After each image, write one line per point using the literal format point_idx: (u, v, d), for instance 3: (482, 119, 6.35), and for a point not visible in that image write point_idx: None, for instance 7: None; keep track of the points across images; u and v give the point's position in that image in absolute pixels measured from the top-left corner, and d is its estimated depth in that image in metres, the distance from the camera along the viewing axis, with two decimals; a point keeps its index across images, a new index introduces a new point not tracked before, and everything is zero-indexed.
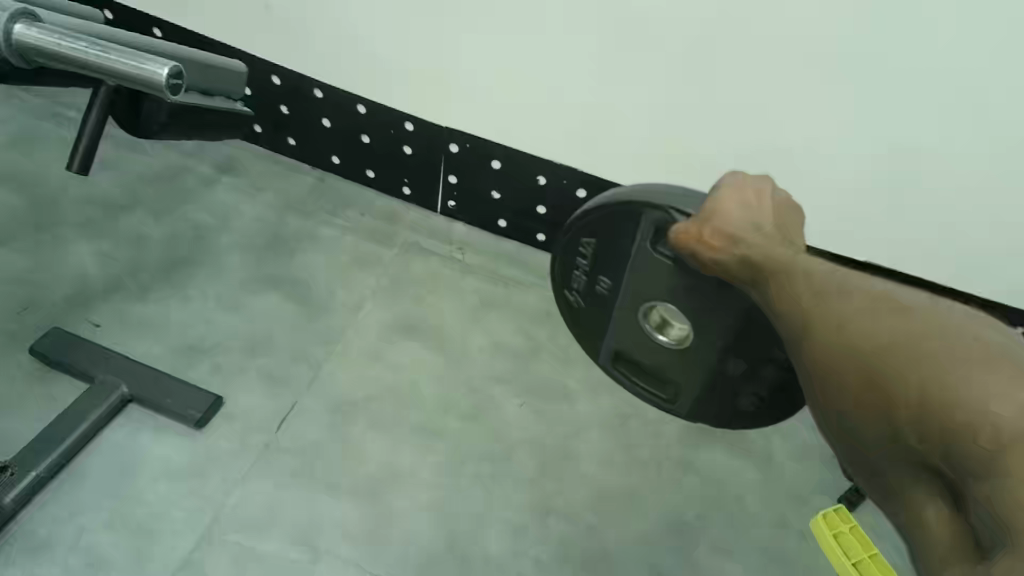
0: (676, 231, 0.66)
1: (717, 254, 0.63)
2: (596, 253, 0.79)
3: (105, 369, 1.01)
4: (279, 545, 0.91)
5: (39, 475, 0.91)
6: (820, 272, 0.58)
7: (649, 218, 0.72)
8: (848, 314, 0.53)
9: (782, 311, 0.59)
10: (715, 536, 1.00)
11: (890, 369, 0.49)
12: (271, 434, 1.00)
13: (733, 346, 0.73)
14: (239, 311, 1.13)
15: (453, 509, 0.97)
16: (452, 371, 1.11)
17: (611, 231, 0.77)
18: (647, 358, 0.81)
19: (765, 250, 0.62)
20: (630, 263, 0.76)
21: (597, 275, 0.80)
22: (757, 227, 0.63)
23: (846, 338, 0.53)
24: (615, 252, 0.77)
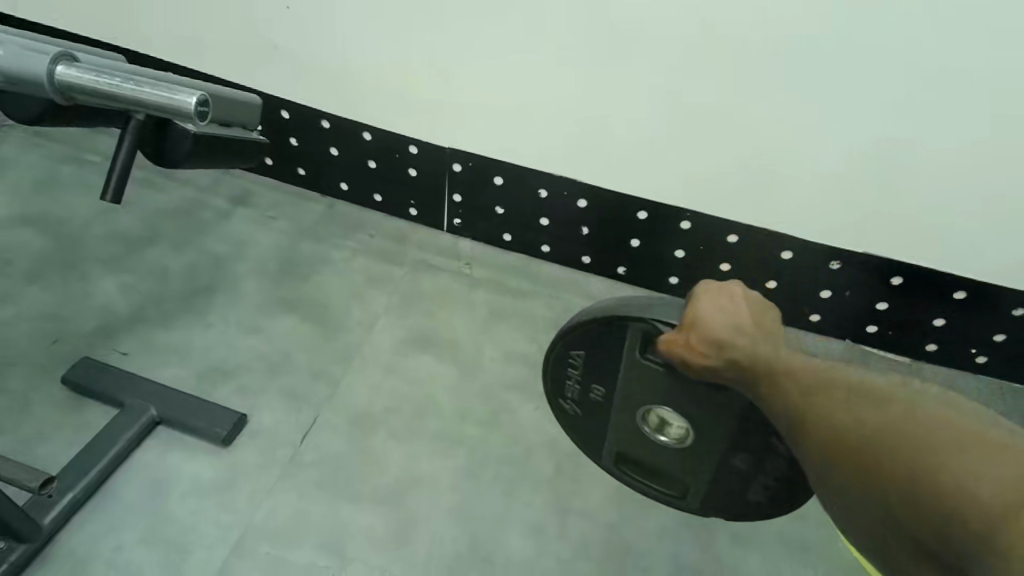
0: (665, 340, 0.75)
1: (704, 359, 0.73)
2: (585, 368, 0.84)
3: (134, 394, 1.06)
4: (307, 554, 0.94)
5: (77, 495, 0.95)
6: (803, 368, 0.71)
7: (633, 332, 0.78)
8: (836, 406, 0.65)
9: (778, 404, 0.70)
10: (733, 528, 1.02)
11: (878, 447, 0.60)
12: (295, 448, 1.04)
13: (736, 448, 0.78)
14: (259, 333, 1.18)
15: (475, 511, 1.00)
16: (468, 380, 1.14)
17: (598, 347, 0.81)
18: (649, 456, 0.86)
19: (750, 352, 0.72)
20: (620, 370, 0.81)
21: (591, 385, 0.85)
22: (739, 331, 0.74)
23: (837, 421, 0.64)
24: (604, 361, 0.82)
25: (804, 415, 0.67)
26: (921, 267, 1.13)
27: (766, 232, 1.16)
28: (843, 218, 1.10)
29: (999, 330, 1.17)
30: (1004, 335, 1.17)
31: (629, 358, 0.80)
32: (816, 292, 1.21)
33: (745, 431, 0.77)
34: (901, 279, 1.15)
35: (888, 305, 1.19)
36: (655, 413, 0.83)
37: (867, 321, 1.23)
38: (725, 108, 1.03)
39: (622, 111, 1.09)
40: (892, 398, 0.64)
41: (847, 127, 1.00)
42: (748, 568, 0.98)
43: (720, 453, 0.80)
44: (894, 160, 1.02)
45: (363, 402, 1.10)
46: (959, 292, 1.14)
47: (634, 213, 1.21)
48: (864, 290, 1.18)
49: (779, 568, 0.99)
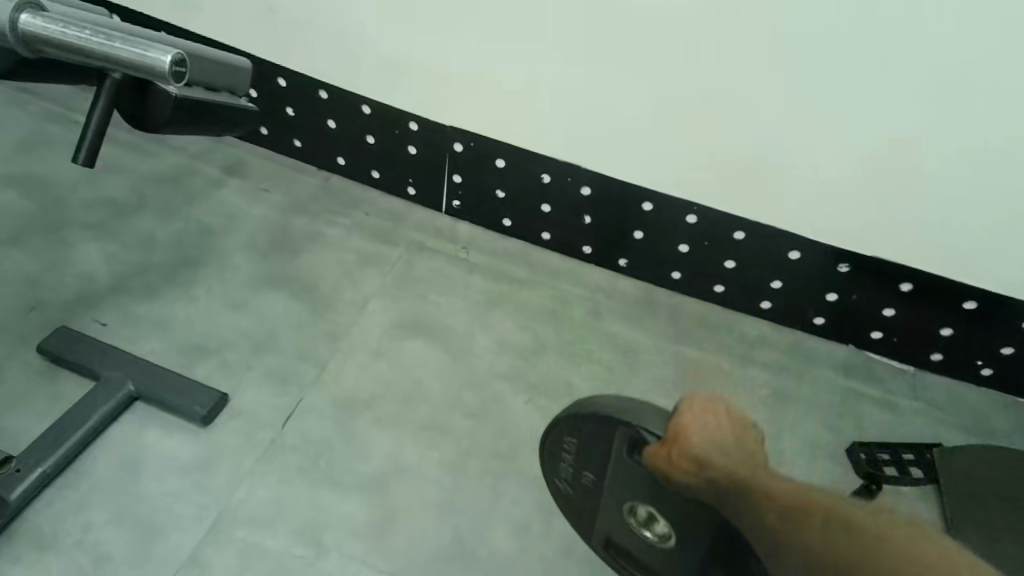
0: (649, 451, 0.71)
1: (688, 477, 0.70)
2: (576, 453, 0.79)
3: (111, 367, 1.02)
4: (283, 542, 0.90)
5: (46, 471, 0.91)
6: (779, 492, 0.72)
7: (620, 434, 0.73)
8: (826, 534, 0.70)
9: (767, 522, 0.70)
10: None
11: (839, 562, 0.69)
12: (276, 430, 1.00)
13: (712, 553, 0.76)
14: (245, 310, 1.14)
15: (460, 504, 0.95)
16: (458, 368, 1.10)
17: (590, 437, 0.76)
18: (636, 547, 0.83)
19: (731, 470, 0.72)
20: (613, 464, 0.77)
21: (582, 471, 0.80)
22: (720, 447, 0.73)
23: (818, 526, 0.70)
24: (597, 453, 0.77)
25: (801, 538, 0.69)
26: (929, 274, 1.09)
27: (771, 230, 1.12)
28: (852, 218, 1.06)
29: (1006, 344, 1.13)
30: (1011, 348, 1.14)
31: (621, 459, 0.75)
32: (822, 295, 1.17)
33: (727, 534, 0.74)
34: (910, 285, 1.11)
35: (894, 312, 1.15)
36: (643, 508, 0.79)
37: (871, 327, 1.19)
38: (736, 97, 0.98)
39: (626, 93, 1.03)
40: (849, 521, 0.72)
41: (861, 124, 0.95)
42: None
43: (700, 551, 0.77)
44: (909, 158, 0.97)
45: (350, 386, 1.06)
46: (969, 302, 1.10)
47: (639, 203, 1.16)
48: (871, 295, 1.15)
49: None
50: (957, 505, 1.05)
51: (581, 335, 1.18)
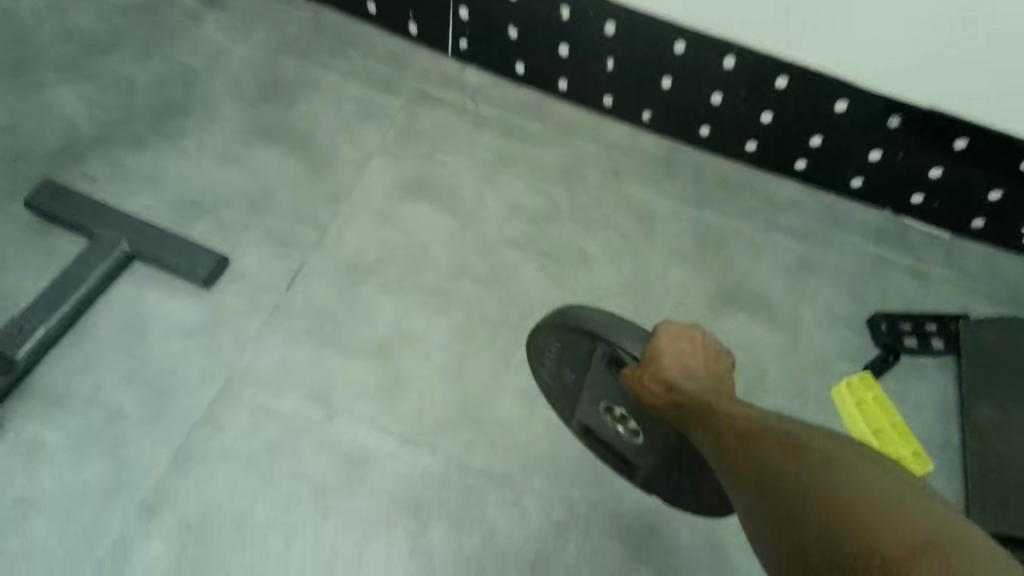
0: (625, 373, 0.81)
1: (655, 397, 0.78)
2: (560, 357, 0.88)
3: (104, 225, 0.98)
4: (293, 404, 0.89)
5: (51, 331, 0.89)
6: (738, 413, 0.72)
7: (601, 346, 0.84)
8: (765, 453, 0.65)
9: (717, 442, 0.71)
10: None
11: (792, 477, 0.61)
12: (280, 295, 0.97)
13: (670, 455, 0.83)
14: (240, 166, 1.07)
15: (469, 370, 0.94)
16: (465, 232, 1.05)
17: (573, 347, 0.86)
18: (609, 445, 0.87)
19: (697, 393, 0.76)
20: (593, 369, 0.86)
21: (565, 372, 0.88)
22: (689, 373, 0.78)
23: (760, 445, 0.67)
24: (579, 358, 0.86)
25: (739, 457, 0.67)
26: (987, 127, 1.00)
27: (816, 75, 1.01)
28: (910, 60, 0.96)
29: None
30: None
31: (598, 367, 0.85)
32: (865, 152, 1.08)
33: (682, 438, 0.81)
34: (964, 141, 1.02)
35: (942, 172, 1.06)
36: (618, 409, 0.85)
37: (913, 190, 1.10)
38: None
39: None
40: (806, 454, 0.63)
41: None
42: None
43: (659, 449, 0.84)
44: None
45: (353, 250, 1.02)
46: None
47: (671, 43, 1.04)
48: (918, 152, 1.05)
49: None
50: (979, 375, 1.02)
51: (598, 199, 1.11)
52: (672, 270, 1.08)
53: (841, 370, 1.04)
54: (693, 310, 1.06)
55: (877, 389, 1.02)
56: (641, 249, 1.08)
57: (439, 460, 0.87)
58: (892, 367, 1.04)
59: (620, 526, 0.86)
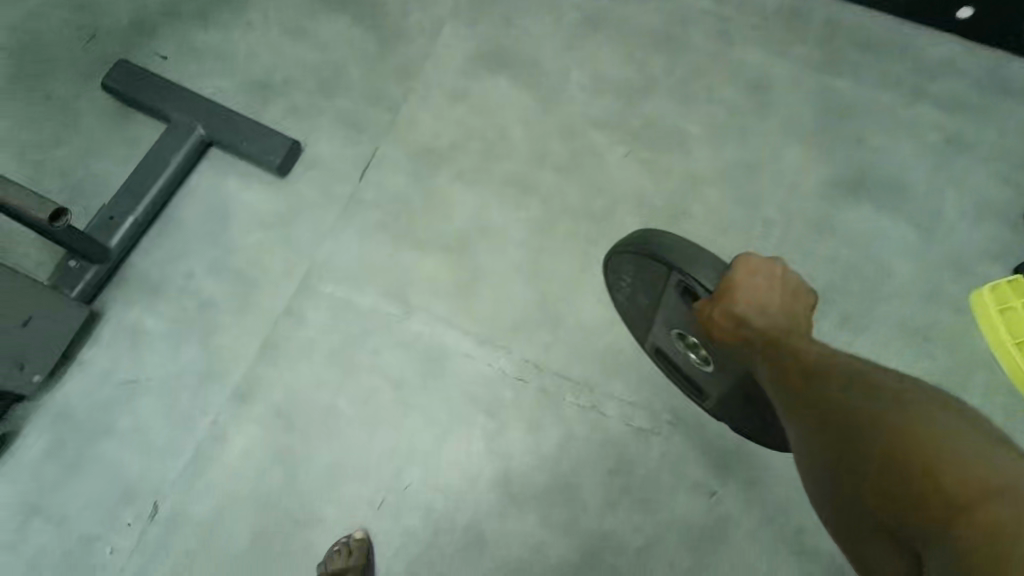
0: (697, 307, 0.67)
1: (724, 334, 0.64)
2: (634, 278, 0.76)
3: (179, 108, 0.94)
4: (370, 299, 0.88)
5: (139, 220, 0.88)
6: (820, 356, 0.57)
7: (675, 275, 0.69)
8: (830, 388, 0.54)
9: (785, 383, 0.57)
10: (843, 309, 0.87)
11: (860, 415, 0.50)
12: (354, 184, 0.93)
13: (738, 391, 0.72)
14: (308, 40, 1.01)
15: (548, 266, 0.89)
16: (547, 112, 0.97)
17: (643, 270, 0.73)
18: (686, 371, 0.78)
19: (773, 331, 0.61)
20: (664, 294, 0.73)
21: (638, 293, 0.77)
22: (766, 310, 0.63)
23: (828, 381, 0.54)
24: (651, 280, 0.74)
25: (804, 394, 0.55)
26: None
27: None
28: None
29: None
30: None
31: (669, 294, 0.72)
32: None
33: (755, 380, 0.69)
34: None
35: None
36: (692, 339, 0.73)
37: None
38: None
39: None
40: (879, 390, 0.51)
41: None
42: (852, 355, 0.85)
43: (728, 383, 0.73)
44: None
45: (426, 134, 0.95)
46: None
47: None
48: None
49: (893, 353, 0.85)
50: None
51: (696, 69, 0.98)
52: (785, 153, 0.94)
53: (987, 272, 0.89)
54: (810, 200, 0.92)
55: None
56: (751, 128, 0.95)
57: (515, 361, 0.85)
58: None
59: (709, 438, 0.81)
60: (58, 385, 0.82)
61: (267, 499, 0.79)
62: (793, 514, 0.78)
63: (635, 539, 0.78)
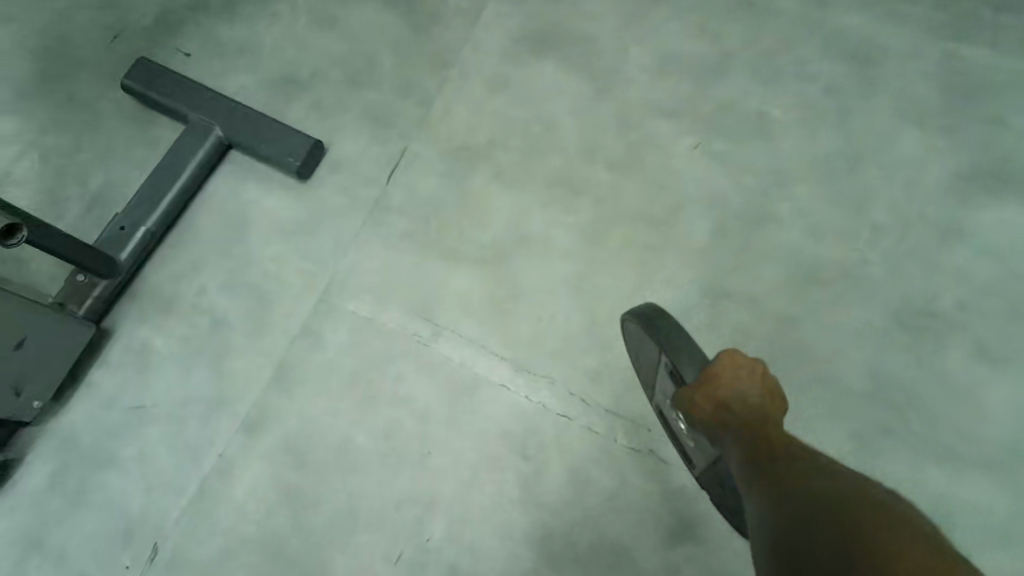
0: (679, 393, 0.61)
1: (704, 421, 0.58)
2: (636, 349, 0.69)
3: (197, 107, 0.86)
4: (394, 318, 0.77)
5: (152, 230, 0.81)
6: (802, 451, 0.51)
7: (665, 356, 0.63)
8: (810, 474, 0.47)
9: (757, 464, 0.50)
10: (976, 334, 0.69)
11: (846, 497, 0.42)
12: (381, 188, 0.83)
13: (717, 473, 0.63)
14: (337, 29, 0.92)
15: (598, 281, 0.75)
16: (601, 98, 0.83)
17: (641, 342, 0.67)
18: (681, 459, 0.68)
19: (752, 421, 0.55)
20: (659, 372, 0.66)
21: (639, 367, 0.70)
22: (746, 400, 0.56)
23: (810, 469, 0.47)
24: (649, 356, 0.67)
25: (784, 472, 0.48)
26: None
27: None
28: None
29: None
30: None
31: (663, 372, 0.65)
32: None
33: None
34: None
35: None
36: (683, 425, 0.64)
37: None
38: None
39: None
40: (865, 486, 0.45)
41: None
42: (990, 394, 0.67)
43: (710, 463, 0.63)
44: None
45: (461, 129, 0.84)
46: None
47: None
48: None
49: None
50: None
51: (782, 41, 0.82)
52: (895, 140, 0.76)
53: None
54: (930, 198, 0.74)
55: None
56: (853, 109, 0.78)
57: (557, 394, 0.72)
58: None
59: None
60: (64, 409, 0.76)
61: (275, 545, 0.70)
62: None
63: None
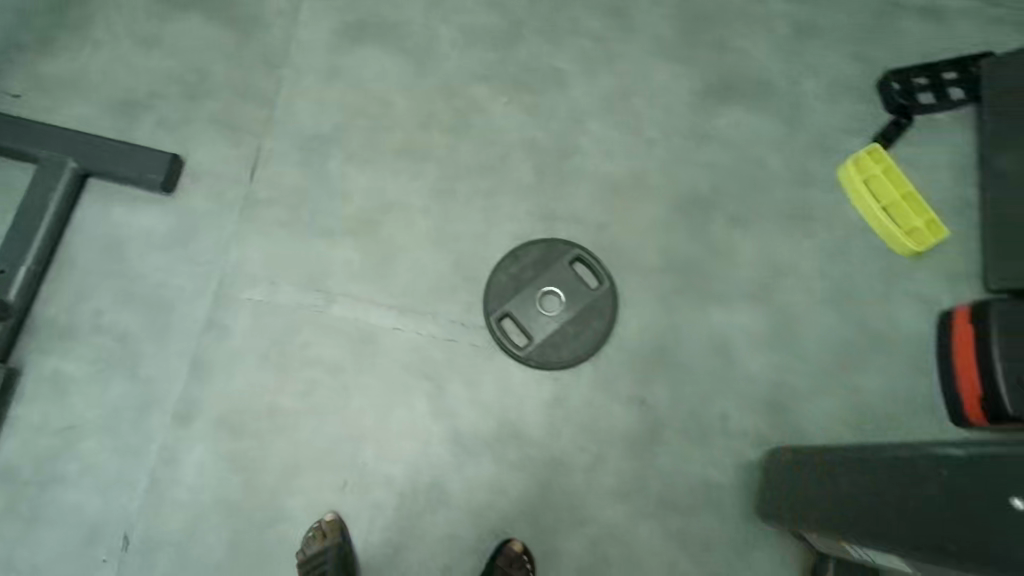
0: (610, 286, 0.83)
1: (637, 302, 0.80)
2: (528, 255, 0.90)
3: (42, 145, 0.90)
4: (289, 296, 0.89)
5: (32, 268, 0.86)
6: None
7: (567, 253, 0.90)
8: None
9: None
10: (732, 208, 0.94)
11: None
12: (247, 186, 0.93)
13: (569, 340, 0.87)
14: (163, 48, 0.98)
15: (453, 227, 0.92)
16: (422, 75, 0.97)
17: (542, 250, 0.90)
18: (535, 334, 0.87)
19: None
20: (549, 270, 0.89)
21: (518, 268, 0.89)
22: None
23: None
24: (546, 258, 0.90)
25: None
26: None
27: None
28: None
29: None
30: None
31: (562, 270, 0.89)
32: None
33: (584, 329, 0.88)
34: None
35: None
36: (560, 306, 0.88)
37: None
38: None
39: None
40: None
41: None
42: (747, 249, 0.92)
43: (557, 331, 0.88)
44: None
45: (308, 121, 0.95)
46: None
47: None
48: None
49: (777, 241, 0.93)
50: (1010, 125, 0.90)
51: (557, 5, 1.00)
52: (654, 72, 0.98)
53: (849, 146, 0.96)
54: (686, 113, 0.97)
55: (888, 162, 0.94)
56: (620, 53, 0.99)
57: (441, 324, 0.88)
58: (903, 136, 0.96)
59: (630, 354, 0.88)
60: None
61: (232, 507, 0.82)
62: (715, 401, 0.87)
63: (583, 459, 0.85)
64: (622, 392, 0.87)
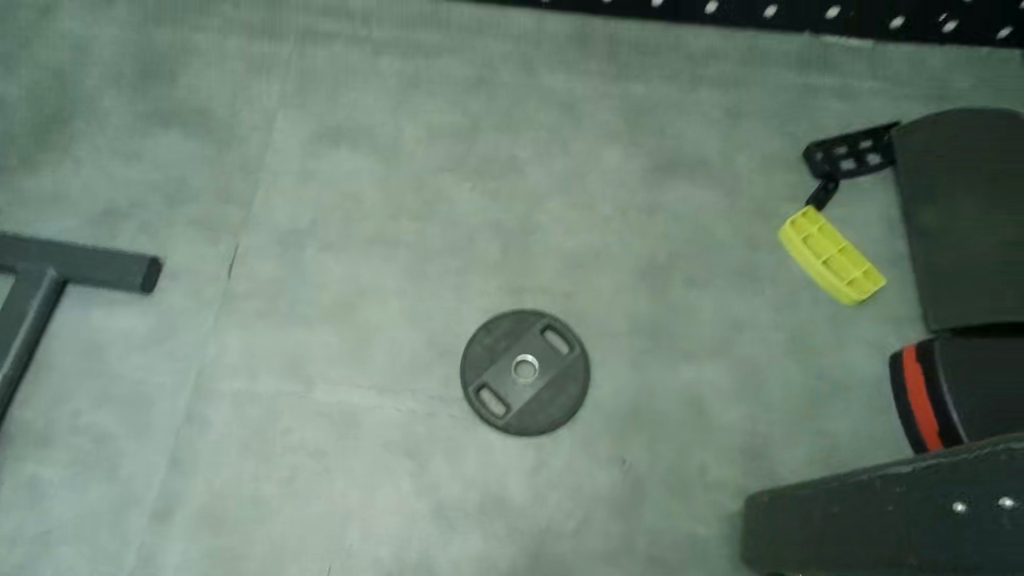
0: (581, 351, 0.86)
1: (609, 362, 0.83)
2: (500, 327, 0.94)
3: (24, 255, 0.93)
4: (269, 384, 0.91)
5: (11, 372, 0.87)
6: None
7: (537, 323, 0.95)
8: None
9: None
10: (687, 271, 1.01)
11: None
12: (226, 282, 0.96)
13: (545, 406, 0.90)
14: (144, 160, 1.04)
15: (427, 307, 0.96)
16: (391, 170, 1.05)
17: (512, 322, 0.95)
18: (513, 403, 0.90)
19: None
20: (522, 340, 0.94)
21: (492, 340, 0.94)
22: None
23: None
24: (517, 329, 0.94)
25: None
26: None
27: None
28: None
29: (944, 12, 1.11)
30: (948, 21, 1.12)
31: (534, 339, 0.94)
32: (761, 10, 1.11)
33: (559, 394, 0.91)
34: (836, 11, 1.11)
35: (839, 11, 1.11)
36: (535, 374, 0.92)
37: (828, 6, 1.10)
38: None
39: None
40: None
41: None
42: (705, 308, 0.98)
43: (533, 398, 0.91)
44: None
45: (284, 218, 1.01)
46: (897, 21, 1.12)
47: None
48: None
49: (732, 298, 0.99)
50: (926, 183, 1.00)
51: (512, 102, 1.11)
52: (603, 154, 1.08)
53: (785, 209, 1.05)
54: (635, 189, 1.06)
55: (822, 221, 1.03)
56: (571, 140, 1.09)
57: (421, 400, 0.91)
58: (833, 198, 1.06)
59: (606, 415, 0.91)
60: None
61: None
62: (691, 455, 0.90)
63: (569, 524, 0.86)
64: (601, 454, 0.89)
